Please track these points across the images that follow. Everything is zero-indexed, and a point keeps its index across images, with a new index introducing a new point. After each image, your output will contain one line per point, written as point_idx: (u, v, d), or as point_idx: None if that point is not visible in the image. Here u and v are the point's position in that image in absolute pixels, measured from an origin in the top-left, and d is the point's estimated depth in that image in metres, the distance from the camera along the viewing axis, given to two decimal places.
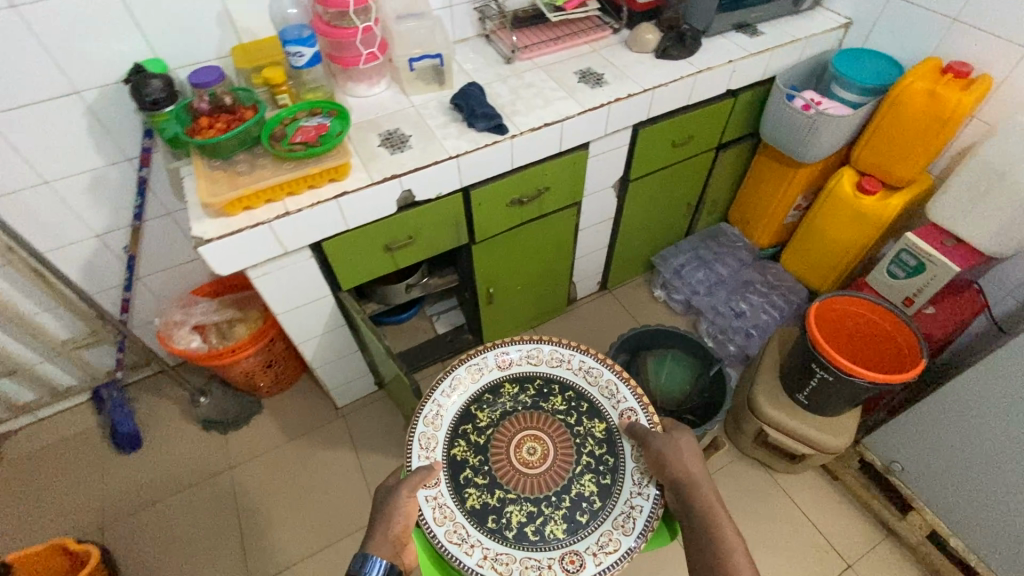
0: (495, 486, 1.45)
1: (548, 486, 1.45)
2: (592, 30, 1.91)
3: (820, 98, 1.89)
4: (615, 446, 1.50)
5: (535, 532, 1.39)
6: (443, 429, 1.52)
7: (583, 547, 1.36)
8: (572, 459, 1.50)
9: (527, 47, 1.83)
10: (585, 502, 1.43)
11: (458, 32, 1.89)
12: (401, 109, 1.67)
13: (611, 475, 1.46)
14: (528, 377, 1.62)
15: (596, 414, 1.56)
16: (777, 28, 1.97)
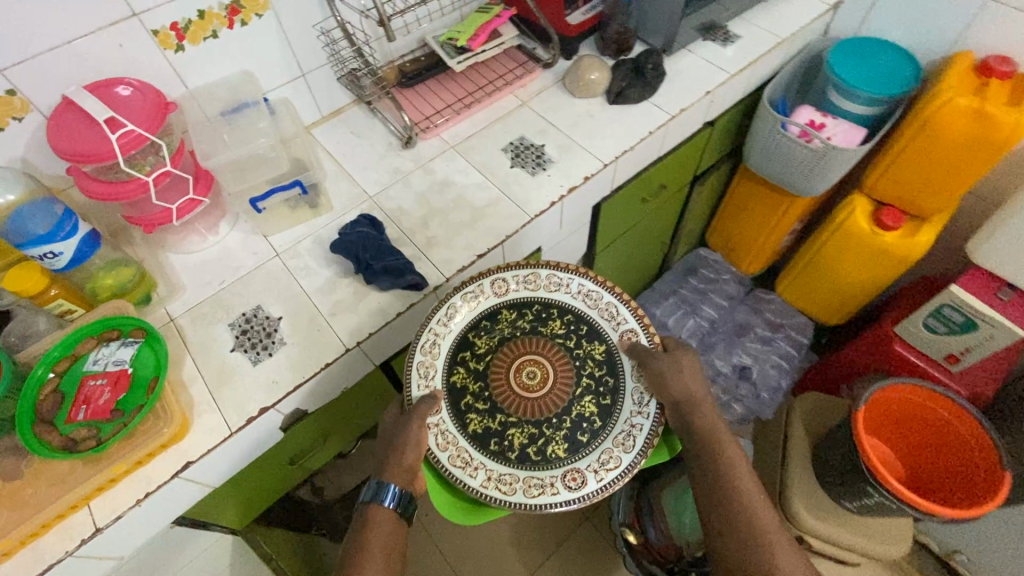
0: (496, 411, 1.00)
1: (553, 411, 1.00)
2: (513, 71, 1.36)
3: (822, 119, 1.44)
4: (617, 364, 1.03)
5: (539, 453, 0.97)
6: (441, 360, 1.02)
7: (585, 465, 0.95)
8: (571, 361, 1.04)
9: (429, 119, 1.28)
10: (585, 421, 1.00)
11: (325, 105, 1.30)
12: (261, 263, 1.11)
13: (613, 394, 1.02)
14: (525, 294, 1.07)
15: (598, 331, 1.05)
16: (754, 25, 1.48)
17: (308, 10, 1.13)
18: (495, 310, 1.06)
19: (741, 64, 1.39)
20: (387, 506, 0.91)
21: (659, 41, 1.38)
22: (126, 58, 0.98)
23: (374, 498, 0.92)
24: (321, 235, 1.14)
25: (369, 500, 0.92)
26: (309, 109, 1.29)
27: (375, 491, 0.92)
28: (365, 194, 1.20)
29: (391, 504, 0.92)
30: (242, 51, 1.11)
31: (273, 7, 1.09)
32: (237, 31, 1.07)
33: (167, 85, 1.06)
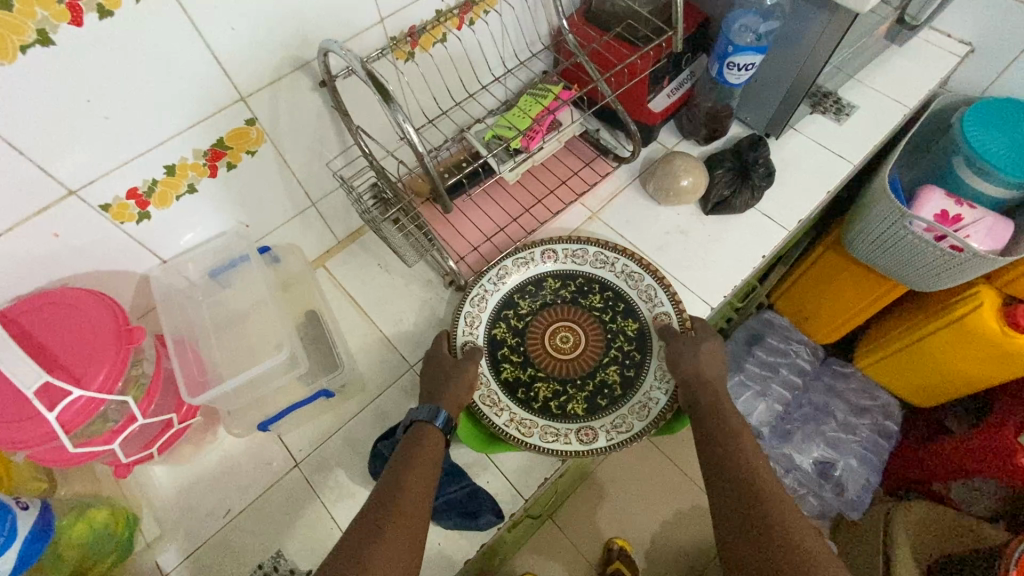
0: (526, 365, 0.91)
1: (582, 371, 0.91)
2: (579, 174, 1.08)
3: (951, 212, 1.17)
4: (648, 343, 0.92)
5: (560, 407, 0.87)
6: (485, 313, 0.92)
7: (602, 424, 0.86)
8: (604, 334, 0.93)
9: (479, 251, 1.00)
10: (607, 388, 0.89)
11: (341, 231, 1.00)
12: (274, 478, 0.84)
13: (638, 367, 0.90)
14: (570, 263, 0.96)
15: (637, 309, 0.93)
16: (870, 90, 1.18)
17: (317, 133, 0.83)
18: (540, 270, 0.95)
19: (864, 148, 1.10)
20: (442, 432, 0.74)
21: (760, 123, 1.09)
22: (71, 247, 0.69)
23: (428, 420, 0.75)
24: (353, 433, 0.86)
25: (420, 424, 0.75)
26: (323, 240, 0.99)
27: (432, 414, 0.75)
28: (404, 362, 0.92)
29: (442, 429, 0.75)
30: (233, 198, 0.81)
31: (270, 139, 0.78)
32: (222, 177, 0.77)
33: (130, 258, 0.76)
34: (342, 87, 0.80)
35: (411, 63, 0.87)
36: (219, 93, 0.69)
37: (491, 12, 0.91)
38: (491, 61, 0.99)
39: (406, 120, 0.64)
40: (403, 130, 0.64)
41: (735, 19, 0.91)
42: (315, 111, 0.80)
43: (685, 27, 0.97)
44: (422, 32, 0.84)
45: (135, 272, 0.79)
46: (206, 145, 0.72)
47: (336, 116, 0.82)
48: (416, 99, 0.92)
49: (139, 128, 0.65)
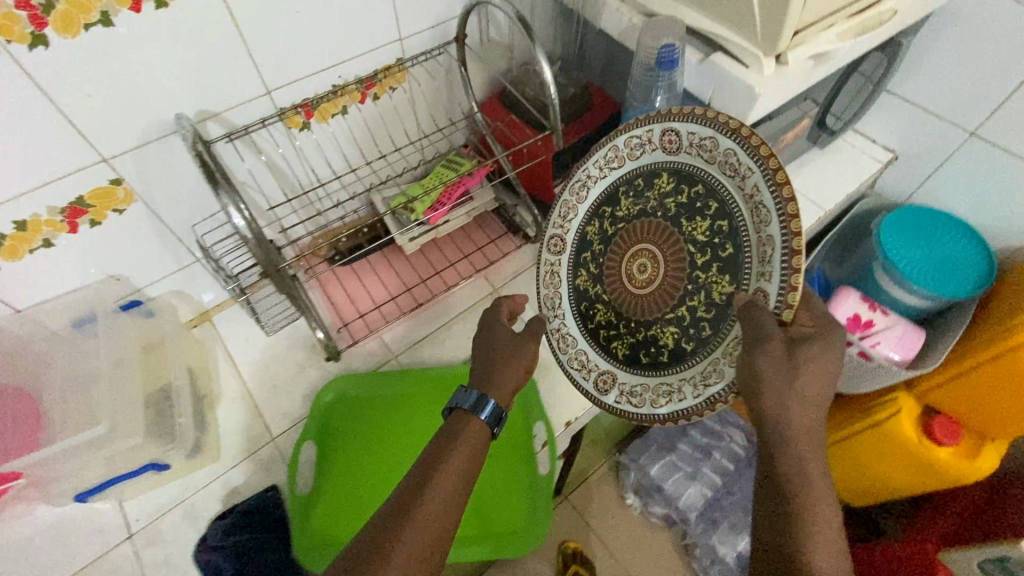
0: (598, 284, 0.76)
1: (645, 314, 0.71)
2: (482, 249, 1.08)
3: (866, 318, 1.15)
4: (728, 323, 0.63)
5: (606, 340, 0.75)
6: (596, 198, 0.76)
7: (627, 381, 0.72)
8: (687, 280, 0.67)
9: (364, 319, 0.98)
10: (654, 347, 0.70)
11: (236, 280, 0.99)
12: (102, 550, 0.79)
13: (700, 345, 0.66)
14: (693, 161, 0.65)
15: (743, 267, 0.61)
16: (789, 190, 1.20)
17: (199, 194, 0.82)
18: (655, 171, 0.69)
19: None
20: (486, 426, 0.61)
21: None
22: None
23: (471, 410, 0.62)
24: (196, 507, 0.82)
25: (462, 412, 0.62)
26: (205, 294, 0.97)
27: (476, 402, 0.62)
28: (267, 433, 0.88)
29: (487, 422, 0.62)
30: (97, 254, 0.80)
31: (141, 199, 0.78)
32: (83, 235, 0.76)
33: None
34: (224, 151, 0.81)
35: (306, 133, 0.87)
36: (75, 154, 0.68)
37: (398, 89, 0.93)
38: (400, 134, 1.00)
39: (236, 207, 0.60)
40: (228, 218, 0.59)
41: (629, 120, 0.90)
42: (195, 172, 0.80)
43: (592, 118, 0.98)
44: (317, 104, 0.85)
45: None
46: (62, 203, 0.71)
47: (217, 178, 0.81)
48: (314, 165, 0.93)
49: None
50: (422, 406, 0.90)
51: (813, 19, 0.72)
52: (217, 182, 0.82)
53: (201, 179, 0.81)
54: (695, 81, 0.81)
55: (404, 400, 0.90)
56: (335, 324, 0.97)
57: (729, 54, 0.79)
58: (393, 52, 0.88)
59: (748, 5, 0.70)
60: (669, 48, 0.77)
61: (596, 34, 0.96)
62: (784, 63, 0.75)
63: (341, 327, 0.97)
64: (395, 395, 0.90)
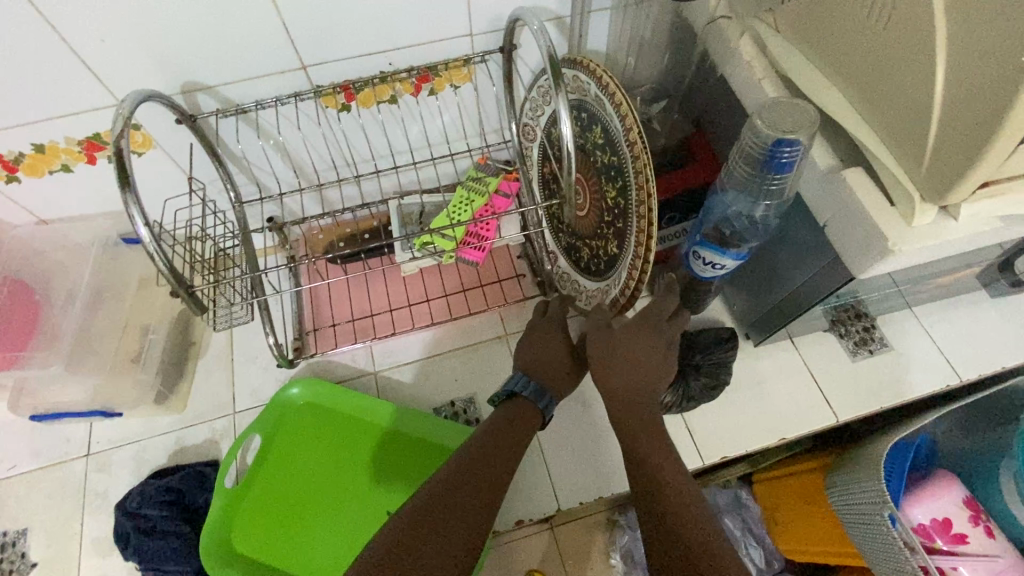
0: (552, 196, 0.86)
1: (584, 227, 0.80)
2: (484, 287, 0.95)
3: (957, 517, 0.88)
4: (624, 252, 0.71)
5: (567, 240, 0.86)
6: (545, 116, 0.79)
7: (577, 279, 0.86)
8: (600, 223, 0.76)
9: (334, 329, 0.91)
10: (593, 256, 0.81)
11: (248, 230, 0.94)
12: (60, 460, 0.84)
13: (612, 261, 0.75)
14: (602, 109, 0.68)
15: (627, 213, 0.68)
16: (921, 333, 0.90)
17: (190, 165, 0.78)
18: (587, 109, 0.72)
19: (859, 406, 0.85)
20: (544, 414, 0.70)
21: (745, 317, 0.87)
22: None
23: (532, 398, 0.70)
24: (147, 450, 0.84)
25: (523, 398, 0.70)
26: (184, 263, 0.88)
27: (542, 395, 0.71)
28: (231, 405, 0.87)
29: (544, 412, 0.71)
30: (114, 186, 0.78)
31: (159, 146, 0.74)
32: (99, 167, 0.75)
33: (5, 211, 0.78)
34: (220, 127, 0.75)
35: (343, 114, 0.79)
36: (88, 94, 0.65)
37: (458, 87, 0.80)
38: (436, 137, 0.88)
39: (140, 207, 0.52)
40: (132, 220, 0.52)
41: (715, 204, 0.68)
42: (184, 146, 0.75)
43: (684, 179, 0.78)
44: (360, 88, 0.75)
45: (10, 221, 0.80)
46: (79, 135, 0.70)
47: (206, 154, 0.76)
48: (346, 148, 0.85)
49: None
50: (368, 437, 0.82)
51: (1017, 171, 0.47)
52: (206, 159, 0.76)
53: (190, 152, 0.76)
54: (817, 193, 0.60)
55: (355, 424, 0.83)
56: (304, 324, 0.91)
57: (873, 173, 0.56)
58: (460, 48, 0.74)
59: (920, 126, 0.48)
60: (789, 145, 0.55)
61: (720, 79, 0.74)
62: (949, 214, 0.52)
63: (311, 330, 0.91)
64: (346, 417, 0.83)
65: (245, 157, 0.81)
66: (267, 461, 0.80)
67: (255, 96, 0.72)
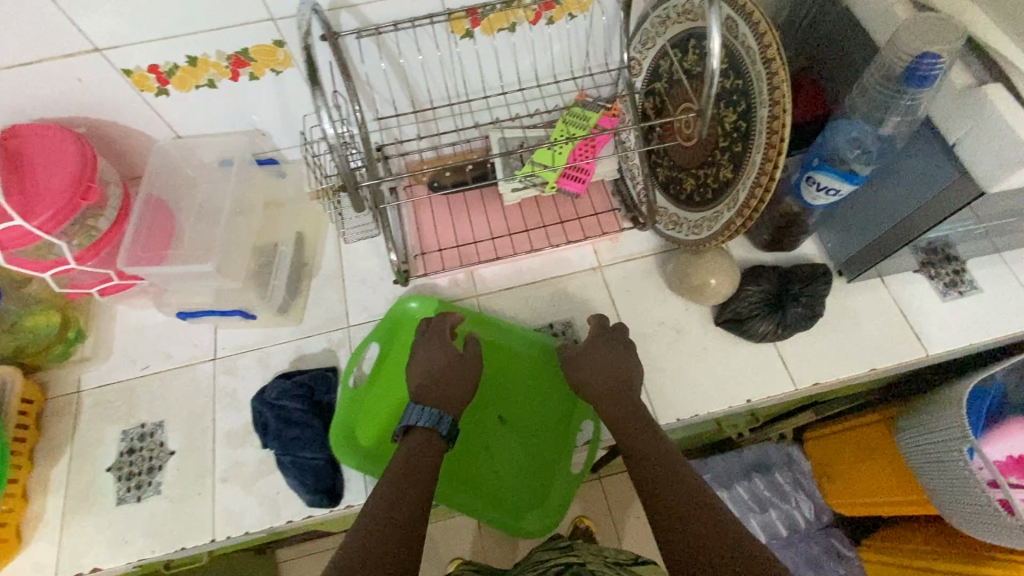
0: (655, 130, 0.88)
1: (692, 157, 0.83)
2: (581, 219, 0.98)
3: None
4: (740, 175, 0.74)
5: (667, 173, 0.89)
6: (661, 47, 0.82)
7: (675, 211, 0.89)
8: (713, 150, 0.79)
9: (441, 254, 0.96)
10: (697, 186, 0.84)
11: None
12: (190, 363, 0.91)
13: (722, 187, 0.78)
14: (731, 32, 0.70)
15: (751, 135, 0.71)
16: (1012, 277, 0.92)
17: (322, 83, 0.82)
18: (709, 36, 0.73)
19: (949, 342, 0.88)
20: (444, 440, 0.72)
21: (839, 255, 0.89)
22: (63, 83, 0.73)
23: (428, 426, 0.72)
24: (269, 357, 0.90)
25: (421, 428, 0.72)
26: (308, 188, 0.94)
27: (436, 422, 0.72)
28: (344, 319, 0.93)
29: (444, 436, 0.73)
30: (248, 104, 0.83)
31: (297, 65, 0.79)
32: (241, 84, 0.79)
33: (148, 125, 0.84)
34: (355, 48, 0.79)
35: (467, 41, 0.82)
36: (248, 7, 0.69)
37: (576, 18, 0.83)
38: (543, 71, 0.91)
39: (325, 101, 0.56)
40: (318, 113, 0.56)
41: (834, 131, 0.71)
42: (320, 63, 0.79)
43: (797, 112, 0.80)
44: (487, 13, 0.78)
45: (151, 136, 0.86)
46: (229, 50, 0.74)
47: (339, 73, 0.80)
48: (459, 77, 0.88)
49: (151, 16, 0.68)
50: (477, 348, 0.88)
51: None
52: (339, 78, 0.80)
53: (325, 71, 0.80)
54: (950, 113, 0.62)
55: (464, 335, 0.88)
56: (412, 248, 0.96)
57: (1017, 90, 0.58)
58: None
59: None
60: (933, 59, 0.58)
61: (842, 11, 0.75)
62: None
63: (418, 254, 0.96)
64: (455, 329, 0.89)
65: (368, 81, 0.85)
66: (387, 365, 0.86)
67: (391, 17, 0.75)
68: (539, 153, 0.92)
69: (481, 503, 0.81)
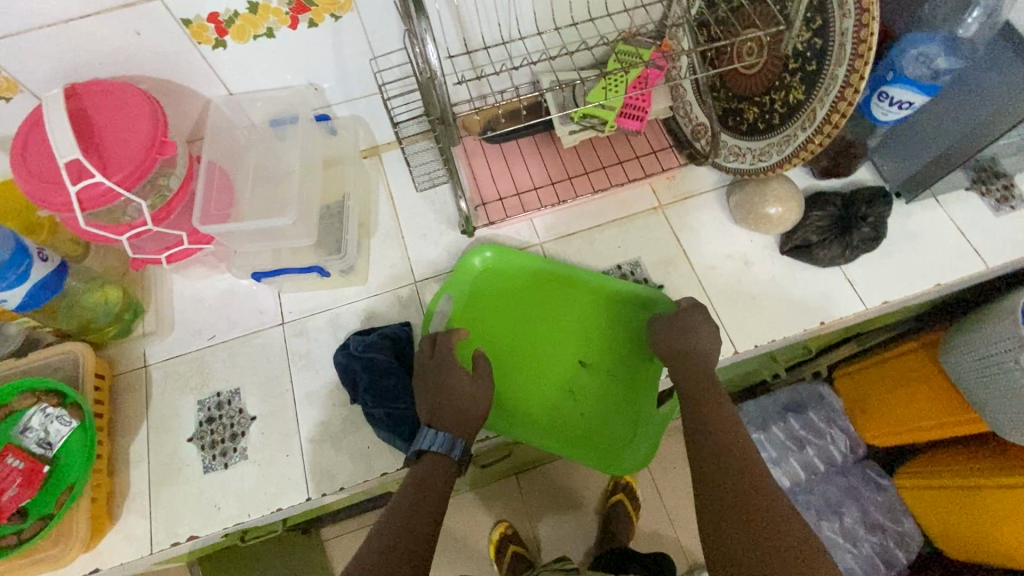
0: (711, 62, 0.87)
1: (753, 85, 0.83)
2: (640, 159, 0.99)
3: None
4: (812, 95, 0.74)
5: (724, 107, 0.89)
6: None
7: (734, 143, 0.89)
8: (779, 75, 0.78)
9: (502, 203, 0.96)
10: (758, 115, 0.83)
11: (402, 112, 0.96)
12: (258, 329, 0.89)
13: (789, 111, 0.78)
14: None
15: (827, 52, 0.71)
16: None
17: (381, 27, 0.79)
18: None
19: (1008, 254, 0.90)
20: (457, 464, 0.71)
21: (896, 178, 0.91)
22: (123, 36, 0.70)
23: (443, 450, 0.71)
24: (340, 317, 0.89)
25: (434, 452, 0.71)
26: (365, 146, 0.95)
27: (449, 447, 0.71)
28: (411, 274, 0.91)
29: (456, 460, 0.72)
30: (305, 55, 0.81)
31: (357, 9, 0.76)
32: (300, 32, 0.77)
33: (202, 83, 0.81)
34: None
35: None
36: None
37: None
38: (595, 10, 0.89)
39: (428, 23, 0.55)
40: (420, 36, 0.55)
41: (907, 44, 0.73)
42: (381, 5, 0.76)
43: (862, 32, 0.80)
44: None
45: (203, 95, 0.83)
46: None
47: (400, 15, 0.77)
48: (513, 19, 0.86)
49: None
50: (550, 292, 0.89)
51: None
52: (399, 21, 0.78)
53: (386, 14, 0.77)
54: None
55: (536, 282, 0.89)
56: (473, 198, 0.96)
57: None
58: None
59: None
60: None
61: None
62: None
63: (480, 205, 0.96)
64: (526, 276, 0.90)
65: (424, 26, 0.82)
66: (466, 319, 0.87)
67: None
68: (595, 92, 0.92)
69: (576, 445, 0.84)
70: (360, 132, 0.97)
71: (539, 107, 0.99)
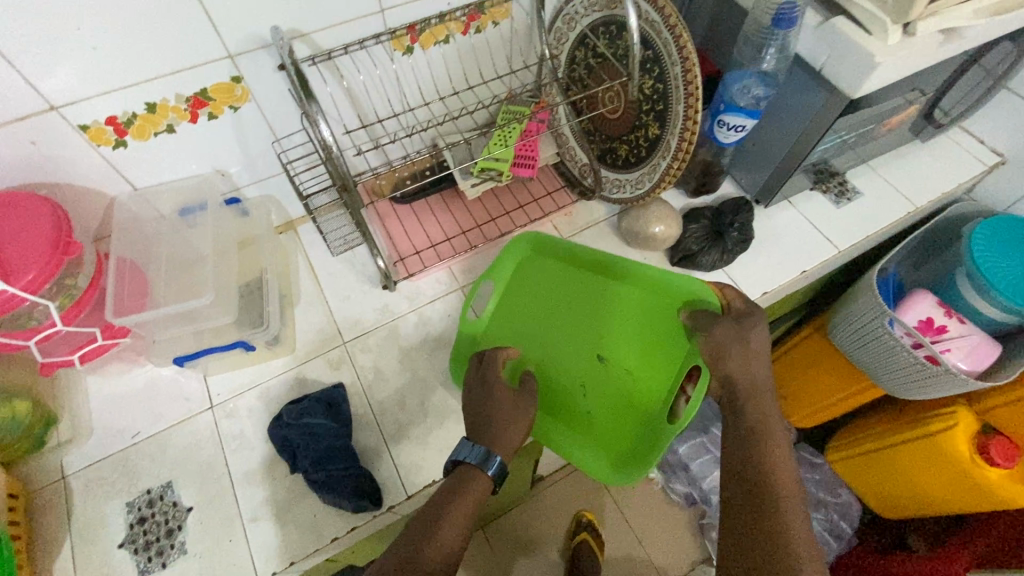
0: (582, 111, 1.01)
1: (619, 126, 0.96)
2: (539, 200, 1.09)
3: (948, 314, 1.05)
4: (665, 129, 0.87)
5: (600, 147, 1.02)
6: (574, 40, 0.95)
7: (615, 177, 1.01)
8: (637, 116, 0.92)
9: (419, 256, 1.02)
10: (628, 151, 0.96)
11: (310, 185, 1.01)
12: (184, 417, 0.87)
13: (652, 144, 0.91)
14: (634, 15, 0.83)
15: (668, 94, 0.85)
16: (880, 180, 1.14)
17: (279, 112, 0.86)
18: (615, 23, 0.87)
19: (853, 237, 1.07)
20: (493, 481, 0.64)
21: (752, 187, 1.06)
22: (19, 148, 0.72)
23: (479, 464, 0.65)
24: (270, 390, 0.90)
25: (470, 464, 0.65)
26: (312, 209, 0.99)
27: (484, 458, 0.65)
28: (338, 336, 0.94)
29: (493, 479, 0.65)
30: (209, 144, 0.85)
31: (255, 100, 0.83)
32: (201, 124, 0.82)
33: (105, 182, 0.83)
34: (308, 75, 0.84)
35: (408, 58, 0.90)
36: (206, 48, 0.73)
37: (498, 25, 0.94)
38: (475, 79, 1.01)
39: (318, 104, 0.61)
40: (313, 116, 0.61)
41: (731, 80, 0.88)
42: (277, 92, 0.83)
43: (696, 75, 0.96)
44: (423, 28, 0.87)
45: (107, 194, 0.85)
46: (189, 92, 0.77)
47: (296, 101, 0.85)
48: (403, 93, 0.96)
49: (110, 65, 0.69)
50: (585, 283, 0.88)
51: None
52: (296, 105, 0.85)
53: (282, 99, 0.84)
54: (814, 46, 0.81)
55: (577, 269, 0.89)
56: (392, 255, 1.02)
57: (853, 20, 0.78)
58: None
59: None
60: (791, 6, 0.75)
61: None
62: (909, 34, 0.75)
63: (398, 260, 1.02)
64: (564, 264, 0.90)
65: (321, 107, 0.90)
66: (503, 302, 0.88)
67: (340, 42, 0.82)
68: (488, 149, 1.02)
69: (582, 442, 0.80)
70: (272, 209, 1.01)
71: (440, 167, 1.08)
